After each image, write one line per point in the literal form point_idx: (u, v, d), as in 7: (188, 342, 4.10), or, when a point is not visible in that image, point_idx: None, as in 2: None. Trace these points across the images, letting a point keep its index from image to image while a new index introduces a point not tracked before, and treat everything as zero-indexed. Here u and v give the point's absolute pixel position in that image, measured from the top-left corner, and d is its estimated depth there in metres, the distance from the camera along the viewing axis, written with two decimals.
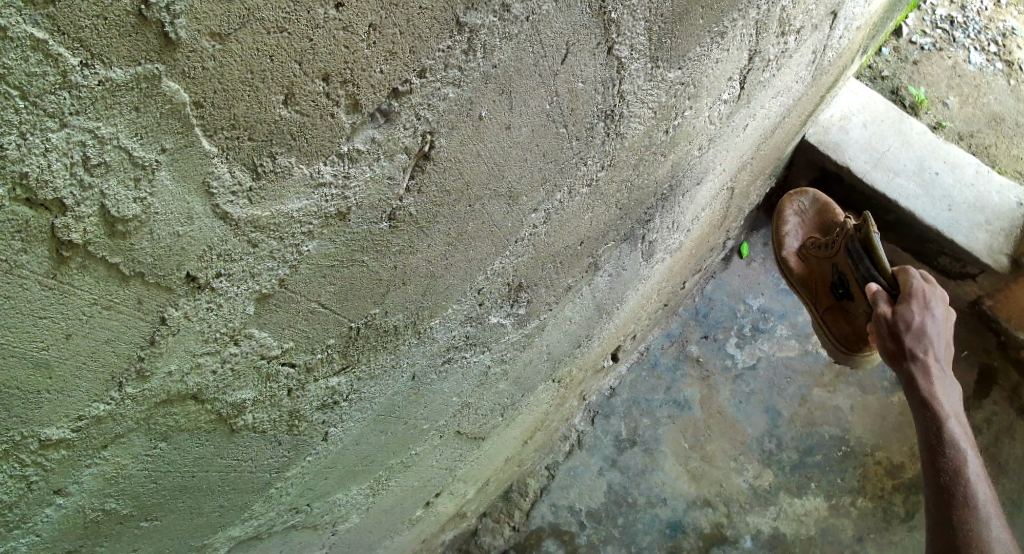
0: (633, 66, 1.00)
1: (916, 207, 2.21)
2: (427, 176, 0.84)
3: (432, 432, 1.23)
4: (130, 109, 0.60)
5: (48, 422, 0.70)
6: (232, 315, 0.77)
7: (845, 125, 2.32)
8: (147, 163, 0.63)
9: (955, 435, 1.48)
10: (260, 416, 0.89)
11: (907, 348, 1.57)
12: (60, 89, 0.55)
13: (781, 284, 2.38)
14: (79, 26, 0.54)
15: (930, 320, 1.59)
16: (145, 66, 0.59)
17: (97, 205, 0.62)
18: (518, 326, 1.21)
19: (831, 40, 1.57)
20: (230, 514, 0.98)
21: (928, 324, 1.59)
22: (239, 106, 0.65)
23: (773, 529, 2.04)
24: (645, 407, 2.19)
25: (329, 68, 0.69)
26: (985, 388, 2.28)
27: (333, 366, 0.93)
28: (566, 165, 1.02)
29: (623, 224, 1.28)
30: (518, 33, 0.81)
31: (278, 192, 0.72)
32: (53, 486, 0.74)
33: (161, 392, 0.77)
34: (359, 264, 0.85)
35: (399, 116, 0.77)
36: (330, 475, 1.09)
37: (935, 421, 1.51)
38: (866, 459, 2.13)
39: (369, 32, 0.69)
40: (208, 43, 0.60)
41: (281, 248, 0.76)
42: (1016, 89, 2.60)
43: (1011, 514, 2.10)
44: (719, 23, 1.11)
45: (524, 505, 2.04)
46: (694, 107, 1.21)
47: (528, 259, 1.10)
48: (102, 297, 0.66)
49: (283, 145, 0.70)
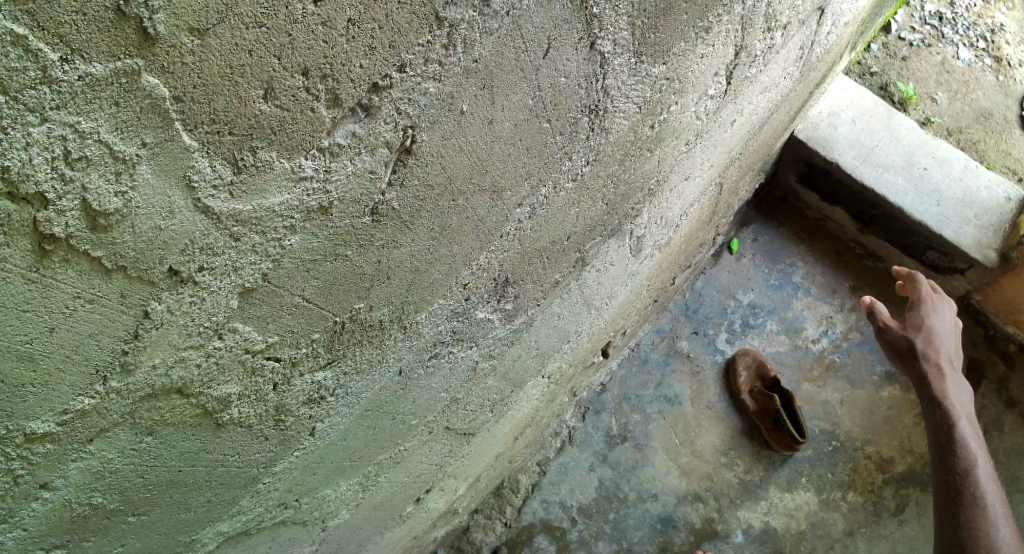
0: (617, 61, 1.00)
1: (905, 202, 2.21)
2: (409, 171, 0.84)
3: (421, 428, 1.24)
4: (110, 103, 0.60)
5: (33, 416, 0.70)
6: (215, 309, 0.77)
7: (834, 121, 2.31)
8: (128, 158, 0.63)
9: (967, 437, 1.54)
10: (245, 410, 0.90)
11: (919, 352, 1.66)
12: (40, 84, 0.56)
13: (770, 280, 2.38)
14: (59, 22, 0.55)
15: (938, 327, 1.70)
16: (125, 62, 0.59)
17: (79, 199, 0.62)
18: (505, 321, 1.21)
19: (818, 36, 1.57)
20: (218, 509, 0.99)
21: (936, 331, 1.69)
22: (219, 100, 0.66)
23: (764, 523, 2.05)
24: (635, 403, 2.18)
25: (308, 63, 0.69)
26: (974, 382, 2.27)
27: (318, 361, 0.93)
28: (550, 160, 1.03)
29: (610, 219, 1.28)
30: (498, 29, 0.82)
31: (259, 186, 0.73)
32: (40, 480, 0.75)
33: (145, 386, 0.77)
34: (342, 258, 0.85)
35: (379, 111, 0.77)
36: (319, 470, 1.09)
37: (948, 420, 1.57)
38: (856, 453, 2.15)
39: (348, 27, 0.70)
40: (187, 38, 0.61)
41: (263, 242, 0.77)
42: (1005, 86, 2.61)
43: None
44: (704, 18, 1.11)
45: (515, 501, 2.03)
46: (680, 102, 1.22)
47: (514, 254, 1.10)
48: (85, 291, 0.67)
49: (263, 140, 0.70)
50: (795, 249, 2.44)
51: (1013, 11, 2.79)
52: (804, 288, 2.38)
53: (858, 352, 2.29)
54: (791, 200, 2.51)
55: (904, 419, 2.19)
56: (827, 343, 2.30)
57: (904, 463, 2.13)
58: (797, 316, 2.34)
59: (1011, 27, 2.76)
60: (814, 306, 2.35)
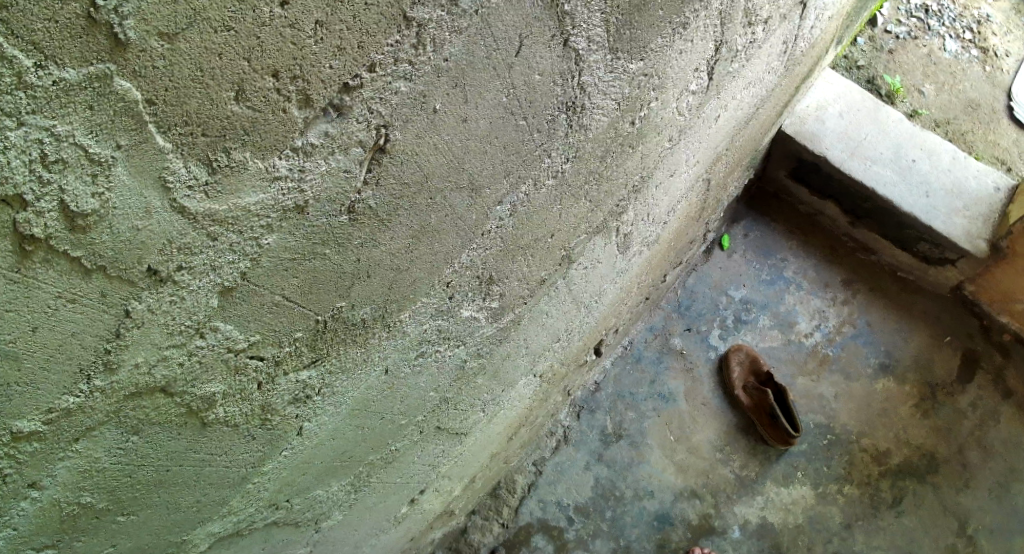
0: (592, 57, 1.02)
1: (892, 194, 2.21)
2: (384, 169, 0.86)
3: (411, 428, 1.25)
4: (85, 107, 0.62)
5: (20, 414, 0.71)
6: (196, 307, 0.79)
7: (822, 115, 2.31)
8: (103, 159, 0.65)
9: None
10: (230, 410, 0.91)
11: None
12: (16, 90, 0.58)
13: (762, 276, 2.39)
14: (32, 29, 0.56)
15: None
16: (97, 66, 0.61)
17: (57, 200, 0.64)
18: (492, 320, 1.23)
19: (802, 30, 1.59)
20: (209, 509, 1.00)
21: None
22: (191, 102, 0.67)
23: (761, 518, 2.06)
24: (630, 401, 2.18)
25: (278, 65, 0.71)
26: (969, 373, 2.27)
27: (302, 360, 0.95)
28: (529, 157, 1.04)
29: (595, 217, 1.30)
30: (467, 27, 0.83)
31: (234, 186, 0.74)
32: (27, 479, 0.76)
33: (130, 385, 0.79)
34: (320, 257, 0.87)
35: (351, 110, 0.79)
36: (308, 471, 1.11)
37: None
38: (851, 447, 2.15)
39: (316, 29, 0.71)
40: (157, 42, 0.62)
41: (241, 241, 0.78)
42: (991, 77, 2.62)
43: (999, 498, 2.10)
44: (681, 14, 1.13)
45: (512, 502, 2.03)
46: (660, 98, 1.23)
47: (497, 251, 1.12)
48: (66, 290, 0.68)
49: (237, 140, 0.72)
50: (787, 244, 2.44)
51: (999, 2, 2.80)
52: (796, 283, 2.38)
53: (851, 346, 2.29)
54: (782, 195, 2.51)
55: (898, 412, 2.20)
56: (820, 338, 2.30)
57: (900, 456, 2.15)
58: (790, 311, 2.34)
59: (997, 17, 2.77)
60: (807, 300, 2.36)
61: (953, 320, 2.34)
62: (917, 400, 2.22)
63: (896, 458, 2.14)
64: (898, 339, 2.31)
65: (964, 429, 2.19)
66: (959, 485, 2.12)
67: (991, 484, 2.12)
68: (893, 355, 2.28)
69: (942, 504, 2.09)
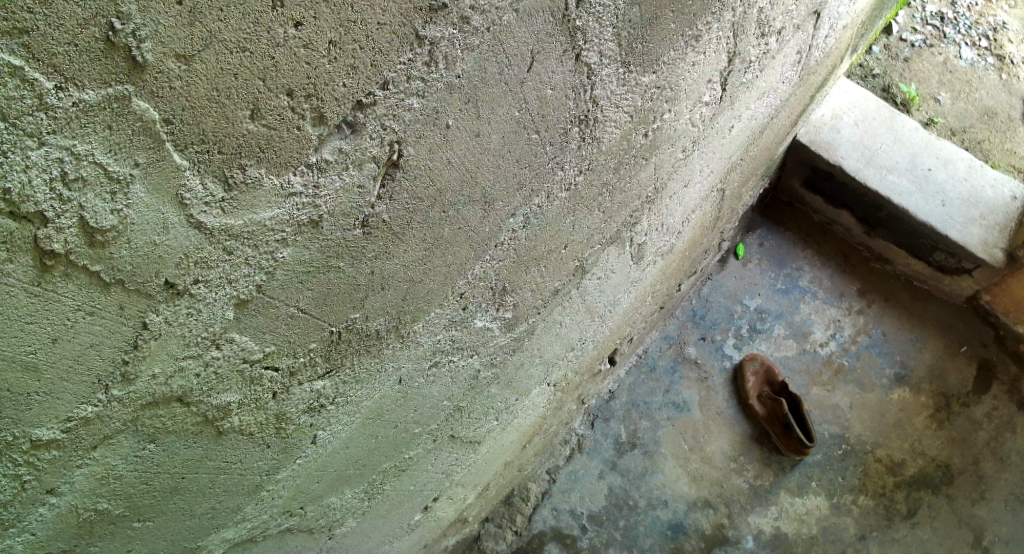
0: (604, 71, 1.03)
1: (908, 203, 2.20)
2: (398, 185, 0.87)
3: (425, 436, 1.26)
4: (104, 127, 0.63)
5: (38, 423, 0.73)
6: (212, 319, 0.81)
7: (837, 124, 2.30)
8: (122, 177, 0.67)
9: None
10: (246, 419, 0.93)
11: None
12: (37, 111, 0.59)
13: (777, 285, 2.38)
14: (52, 53, 0.58)
15: None
16: (115, 88, 0.62)
17: (77, 217, 0.65)
18: (506, 330, 1.24)
19: (815, 40, 1.59)
20: (223, 516, 1.02)
21: None
22: (208, 121, 0.69)
23: (775, 529, 2.05)
24: (644, 410, 2.19)
25: (292, 84, 0.72)
26: (984, 383, 2.25)
27: (316, 370, 0.97)
28: (541, 170, 1.05)
29: (609, 228, 1.30)
30: (479, 44, 0.84)
31: (249, 202, 0.76)
32: (46, 486, 0.78)
33: (146, 394, 0.80)
34: (334, 270, 0.88)
35: (364, 127, 0.80)
36: (323, 478, 1.12)
37: None
38: (866, 457, 2.14)
39: (329, 49, 0.72)
40: (174, 64, 0.64)
41: (256, 255, 0.80)
42: (1008, 83, 2.60)
43: (1014, 509, 2.08)
44: (693, 27, 1.13)
45: (526, 510, 2.04)
46: (673, 110, 1.24)
47: (510, 263, 1.13)
48: (85, 303, 0.70)
49: (252, 157, 0.73)
50: (801, 252, 2.44)
51: (1016, 9, 2.77)
52: (810, 292, 2.38)
53: (866, 355, 2.28)
54: (796, 204, 2.51)
55: (914, 422, 2.19)
56: (834, 347, 2.29)
57: (915, 466, 2.13)
58: (804, 320, 2.33)
59: (1014, 24, 2.74)
60: (822, 309, 2.35)
61: (967, 329, 2.32)
62: (932, 410, 2.21)
63: (911, 469, 2.12)
64: (912, 348, 2.29)
65: (979, 439, 2.17)
66: (975, 496, 2.10)
67: (1006, 495, 2.09)
68: (909, 365, 2.27)
69: (957, 515, 2.07)
